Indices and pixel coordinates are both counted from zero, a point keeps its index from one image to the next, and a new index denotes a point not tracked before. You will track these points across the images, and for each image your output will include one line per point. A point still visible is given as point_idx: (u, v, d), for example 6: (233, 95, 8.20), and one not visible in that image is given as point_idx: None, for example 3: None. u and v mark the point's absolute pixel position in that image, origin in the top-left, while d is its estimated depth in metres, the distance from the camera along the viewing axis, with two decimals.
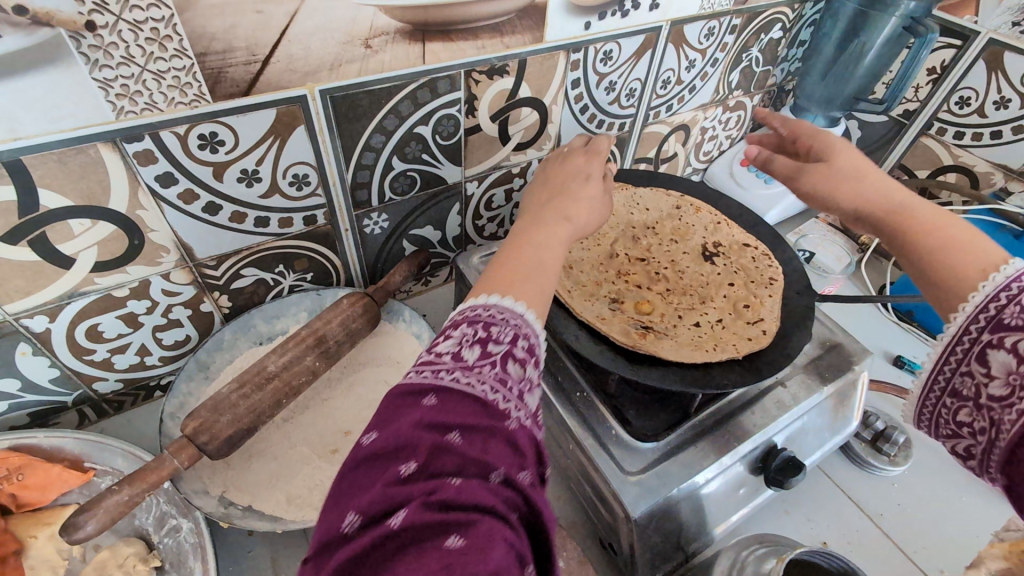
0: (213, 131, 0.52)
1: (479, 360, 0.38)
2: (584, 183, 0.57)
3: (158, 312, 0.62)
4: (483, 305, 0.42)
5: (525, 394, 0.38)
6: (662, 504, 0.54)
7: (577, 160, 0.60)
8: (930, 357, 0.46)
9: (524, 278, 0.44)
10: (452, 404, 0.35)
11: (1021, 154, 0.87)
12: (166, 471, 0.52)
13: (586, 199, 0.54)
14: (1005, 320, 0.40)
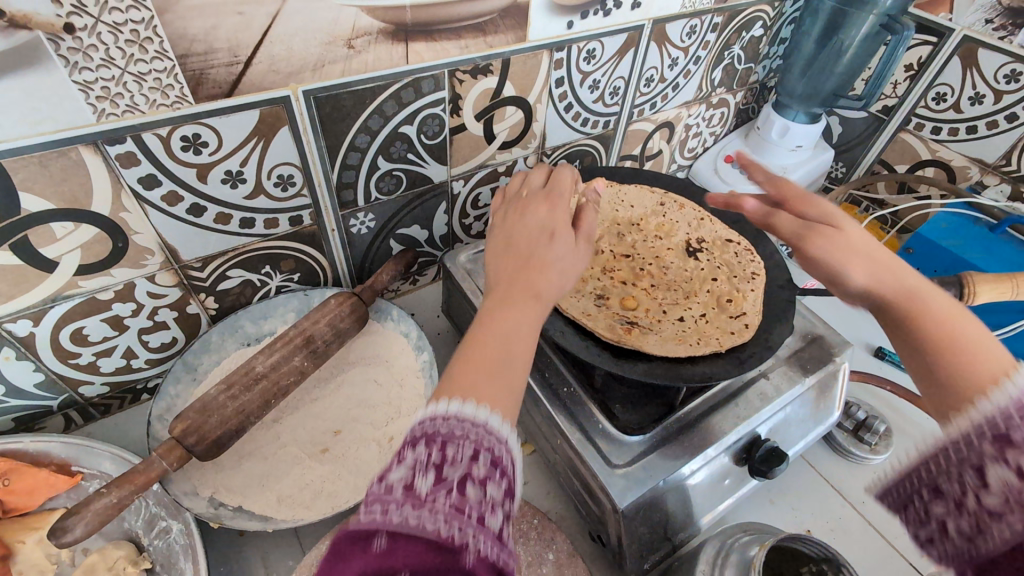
0: (196, 133, 0.52)
1: (432, 487, 0.32)
2: (550, 243, 0.49)
3: (144, 314, 0.62)
4: (442, 414, 0.36)
5: (488, 518, 0.33)
6: (649, 495, 0.55)
7: (538, 213, 0.52)
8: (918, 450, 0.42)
9: (491, 374, 0.40)
10: (402, 544, 0.31)
11: (995, 149, 0.89)
12: (154, 472, 0.52)
13: (556, 264, 0.48)
14: (1014, 436, 0.36)
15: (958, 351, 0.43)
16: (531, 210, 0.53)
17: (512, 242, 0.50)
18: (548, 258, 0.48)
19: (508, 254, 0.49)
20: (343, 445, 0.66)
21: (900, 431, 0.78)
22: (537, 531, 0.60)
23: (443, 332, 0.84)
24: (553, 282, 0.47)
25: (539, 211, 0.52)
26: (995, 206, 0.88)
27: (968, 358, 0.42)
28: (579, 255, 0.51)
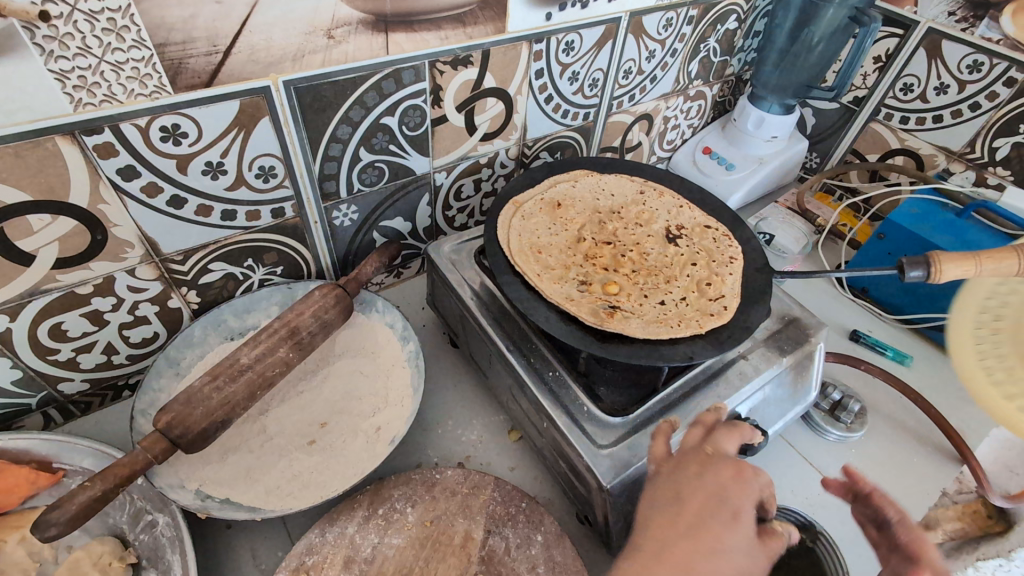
0: (176, 123, 0.52)
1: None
2: (725, 524, 0.42)
3: (124, 309, 0.61)
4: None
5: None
6: (634, 474, 0.56)
7: (715, 473, 0.45)
8: None
9: None
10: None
11: (960, 137, 0.92)
12: (139, 465, 0.52)
13: (727, 572, 0.40)
14: None
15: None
16: (709, 472, 0.46)
17: (680, 495, 0.45)
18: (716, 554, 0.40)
19: (669, 524, 0.43)
20: (330, 436, 0.66)
21: (875, 409, 0.80)
22: (525, 514, 0.61)
23: (428, 324, 0.84)
24: None
25: (720, 475, 0.45)
26: (960, 190, 0.90)
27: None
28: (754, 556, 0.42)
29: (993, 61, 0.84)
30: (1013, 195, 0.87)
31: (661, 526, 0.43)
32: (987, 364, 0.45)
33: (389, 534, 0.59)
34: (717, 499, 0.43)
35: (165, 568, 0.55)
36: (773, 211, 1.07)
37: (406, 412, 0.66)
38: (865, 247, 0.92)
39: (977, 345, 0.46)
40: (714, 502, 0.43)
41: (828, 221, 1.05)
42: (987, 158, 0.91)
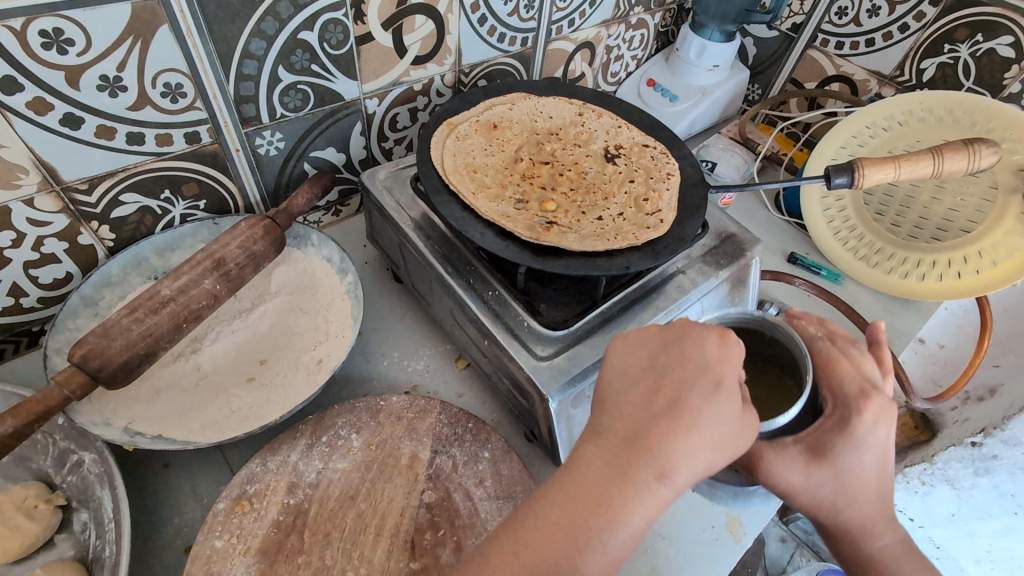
0: (57, 27, 0.47)
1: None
2: (706, 394, 0.42)
3: (27, 245, 0.57)
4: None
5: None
6: (574, 382, 0.57)
7: (688, 345, 0.45)
8: None
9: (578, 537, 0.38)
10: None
11: (891, 60, 0.94)
12: (55, 401, 0.49)
13: (712, 438, 0.41)
14: None
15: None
16: (683, 342, 0.46)
17: (658, 367, 0.45)
18: (696, 425, 0.41)
19: (640, 407, 0.43)
20: (269, 372, 0.64)
21: None
22: (471, 433, 0.61)
23: (371, 261, 0.82)
24: (689, 464, 0.40)
25: (701, 341, 0.45)
26: None
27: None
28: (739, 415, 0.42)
29: None
30: None
31: (639, 401, 0.43)
32: (850, 247, 0.82)
33: (333, 459, 0.58)
34: (701, 369, 0.43)
35: (96, 507, 0.53)
36: (717, 141, 1.07)
37: (347, 341, 0.65)
38: None
39: (837, 234, 0.83)
40: (695, 374, 0.43)
41: (765, 148, 1.06)
42: (915, 80, 0.93)
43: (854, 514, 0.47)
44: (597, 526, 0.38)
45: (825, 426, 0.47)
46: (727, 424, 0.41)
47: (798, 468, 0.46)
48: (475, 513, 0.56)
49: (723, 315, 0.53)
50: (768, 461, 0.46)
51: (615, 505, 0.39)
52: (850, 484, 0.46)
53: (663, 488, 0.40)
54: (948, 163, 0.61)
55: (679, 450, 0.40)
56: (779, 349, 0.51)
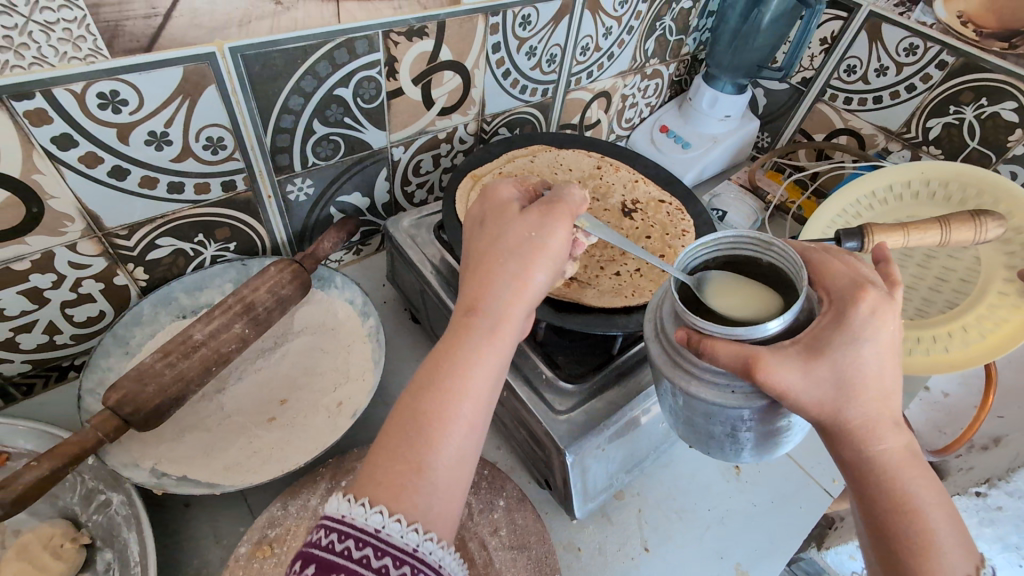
0: (114, 90, 0.49)
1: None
2: (484, 234, 0.49)
3: (66, 287, 0.59)
4: (358, 527, 0.35)
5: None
6: (592, 437, 0.59)
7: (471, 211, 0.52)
8: (347, 522, 0.36)
9: (430, 396, 0.41)
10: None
11: (898, 117, 0.96)
12: (88, 443, 0.51)
13: (505, 254, 0.46)
14: (341, 546, 0.35)
15: (922, 549, 0.39)
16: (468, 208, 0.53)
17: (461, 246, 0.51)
18: (488, 256, 0.46)
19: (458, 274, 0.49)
20: (291, 413, 0.65)
21: None
22: (486, 481, 0.64)
23: (389, 301, 0.84)
24: (491, 287, 0.44)
25: (471, 207, 0.53)
26: None
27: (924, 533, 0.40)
28: (527, 225, 0.47)
29: (927, 45, 0.88)
30: None
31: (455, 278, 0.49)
32: None
33: None
34: (478, 224, 0.50)
35: (122, 547, 0.54)
36: (727, 189, 1.10)
37: (368, 385, 0.66)
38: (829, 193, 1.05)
39: None
40: (476, 229, 0.50)
41: (775, 198, 1.08)
42: (921, 137, 0.95)
43: (855, 415, 0.41)
44: (436, 378, 0.41)
45: (822, 322, 0.42)
46: (508, 238, 0.46)
47: (795, 369, 0.40)
48: (489, 562, 0.58)
49: (720, 236, 0.49)
50: (767, 365, 0.40)
51: (442, 355, 0.42)
52: (846, 380, 0.41)
53: (486, 317, 0.44)
54: (955, 232, 0.63)
55: (478, 289, 0.45)
56: (775, 273, 0.49)
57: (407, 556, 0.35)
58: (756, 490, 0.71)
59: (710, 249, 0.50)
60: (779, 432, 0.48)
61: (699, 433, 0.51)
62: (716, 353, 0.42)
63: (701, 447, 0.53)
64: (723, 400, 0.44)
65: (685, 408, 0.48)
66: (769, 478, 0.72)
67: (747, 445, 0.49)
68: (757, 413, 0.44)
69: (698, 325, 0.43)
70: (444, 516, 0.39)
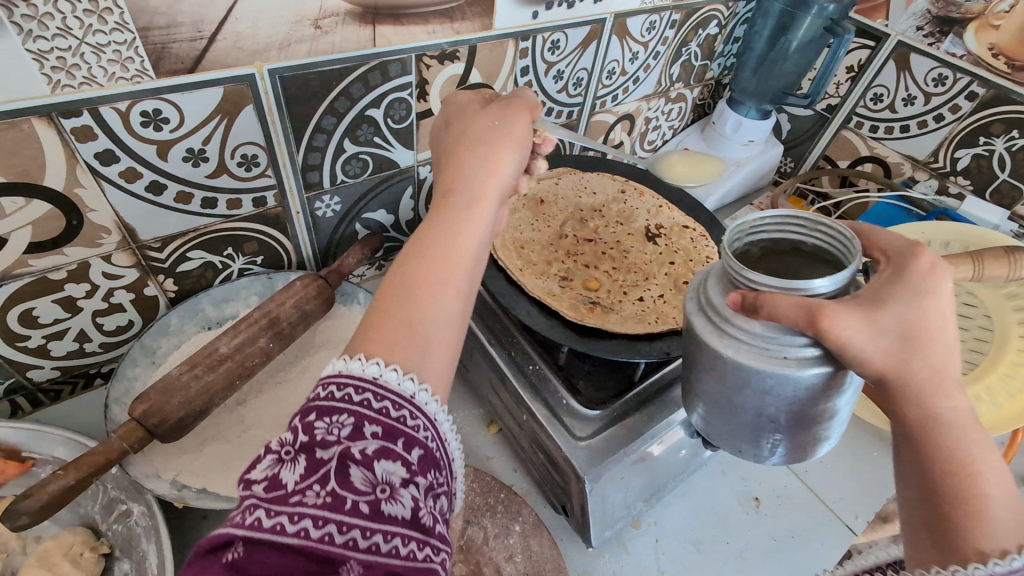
0: (157, 108, 0.51)
1: (302, 471, 0.32)
2: (451, 131, 0.51)
3: (99, 296, 0.61)
4: (356, 377, 0.35)
5: (381, 505, 0.32)
6: (611, 466, 0.58)
7: (437, 121, 0.55)
8: (345, 377, 0.36)
9: (415, 265, 0.41)
10: (260, 560, 0.29)
11: (925, 147, 0.95)
12: (113, 454, 0.52)
13: (474, 142, 0.48)
14: (338, 399, 0.35)
15: (973, 512, 0.36)
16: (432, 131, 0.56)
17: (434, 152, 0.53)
18: (458, 148, 0.48)
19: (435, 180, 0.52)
20: None
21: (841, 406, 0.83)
22: (502, 505, 0.64)
23: None
24: (465, 170, 0.46)
25: (436, 121, 0.55)
26: (924, 199, 0.95)
27: (982, 494, 0.36)
28: (493, 117, 0.50)
29: (957, 76, 0.87)
30: (973, 204, 0.90)
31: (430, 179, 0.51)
32: None
33: None
34: (448, 127, 0.52)
35: (140, 557, 0.54)
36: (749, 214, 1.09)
37: None
38: None
39: None
40: (445, 132, 0.52)
41: None
42: (949, 168, 0.93)
43: (922, 367, 0.38)
44: (419, 249, 0.42)
45: (880, 279, 0.41)
46: (474, 131, 0.49)
47: (859, 321, 0.38)
48: None
49: (758, 219, 0.48)
50: (830, 316, 0.38)
51: (425, 230, 0.43)
52: (911, 327, 0.38)
53: (462, 192, 0.45)
54: (989, 268, 0.62)
55: (453, 173, 0.46)
56: (818, 256, 0.47)
57: (404, 402, 0.36)
58: (777, 524, 0.69)
59: (748, 231, 0.48)
60: (825, 419, 0.46)
61: (742, 416, 0.48)
62: (776, 306, 0.40)
63: (739, 436, 0.51)
64: (773, 365, 0.42)
65: (730, 384, 0.46)
66: (790, 511, 0.70)
67: (790, 431, 0.47)
68: (810, 383, 0.42)
69: (752, 282, 0.42)
70: (437, 369, 0.39)
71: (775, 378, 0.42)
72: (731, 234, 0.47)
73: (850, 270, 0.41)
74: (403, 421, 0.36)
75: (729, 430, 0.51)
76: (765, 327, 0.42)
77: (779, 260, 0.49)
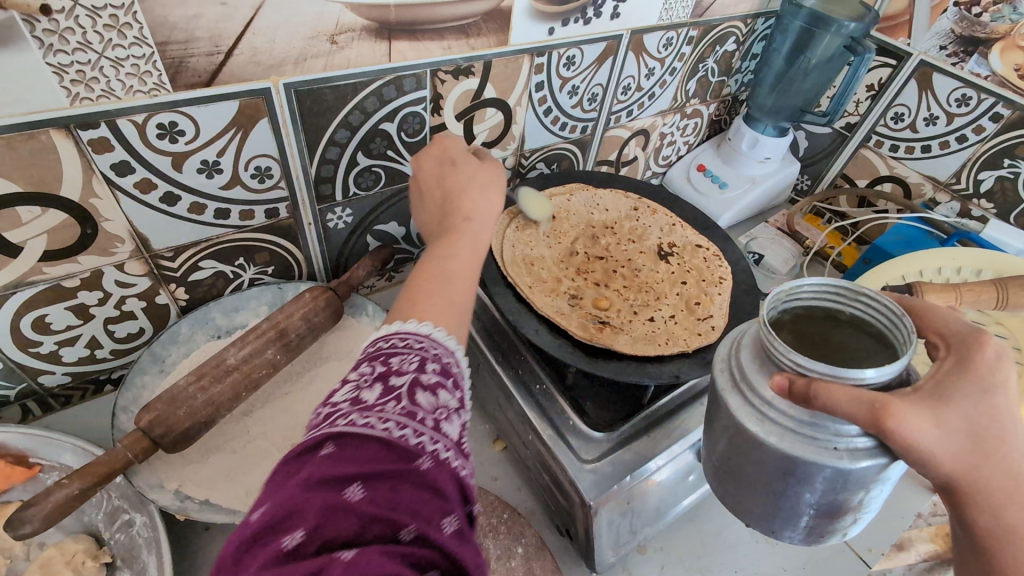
0: (173, 121, 0.51)
1: (379, 390, 0.35)
2: (454, 168, 0.55)
3: (111, 304, 0.61)
4: (415, 330, 0.39)
5: (443, 422, 0.36)
6: (617, 490, 0.57)
7: (430, 152, 0.56)
8: (402, 335, 0.39)
9: (437, 277, 0.44)
10: (351, 451, 0.32)
11: (947, 168, 0.92)
12: (118, 464, 0.52)
13: (479, 180, 0.53)
14: (398, 346, 0.38)
15: None
16: (422, 156, 0.56)
17: (428, 184, 0.55)
18: (464, 184, 0.53)
19: (429, 209, 0.54)
20: None
21: None
22: (505, 525, 0.63)
23: None
24: (473, 201, 0.51)
25: (427, 151, 0.57)
26: (945, 221, 0.92)
27: None
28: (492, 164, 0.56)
29: (981, 97, 0.85)
30: (998, 228, 0.88)
31: (430, 211, 0.53)
32: None
33: None
34: (448, 160, 0.55)
35: (141, 568, 0.54)
36: (764, 232, 1.07)
37: None
38: (851, 271, 0.96)
39: None
40: (445, 165, 0.55)
41: (815, 243, 1.03)
42: (972, 190, 0.91)
43: (992, 471, 0.39)
44: (441, 264, 0.45)
45: (944, 368, 0.40)
46: (479, 171, 0.54)
47: (929, 422, 0.37)
48: None
49: (796, 287, 0.47)
50: (897, 414, 0.37)
51: (442, 251, 0.47)
52: (981, 430, 0.38)
53: (480, 221, 0.50)
54: None
55: (468, 203, 0.51)
56: (857, 326, 0.46)
57: (453, 352, 0.40)
58: (786, 553, 0.67)
59: (785, 299, 0.47)
60: (861, 507, 0.45)
61: (777, 502, 0.46)
62: (832, 398, 0.38)
63: (773, 519, 0.49)
64: (825, 456, 0.40)
65: (771, 471, 0.44)
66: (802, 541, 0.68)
67: (828, 518, 0.46)
68: (861, 475, 0.41)
69: (799, 365, 0.40)
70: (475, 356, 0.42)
71: (824, 470, 0.41)
72: (771, 303, 0.46)
73: (910, 354, 0.40)
74: (454, 367, 0.39)
75: (761, 510, 0.49)
76: (813, 415, 0.41)
77: (816, 332, 0.47)
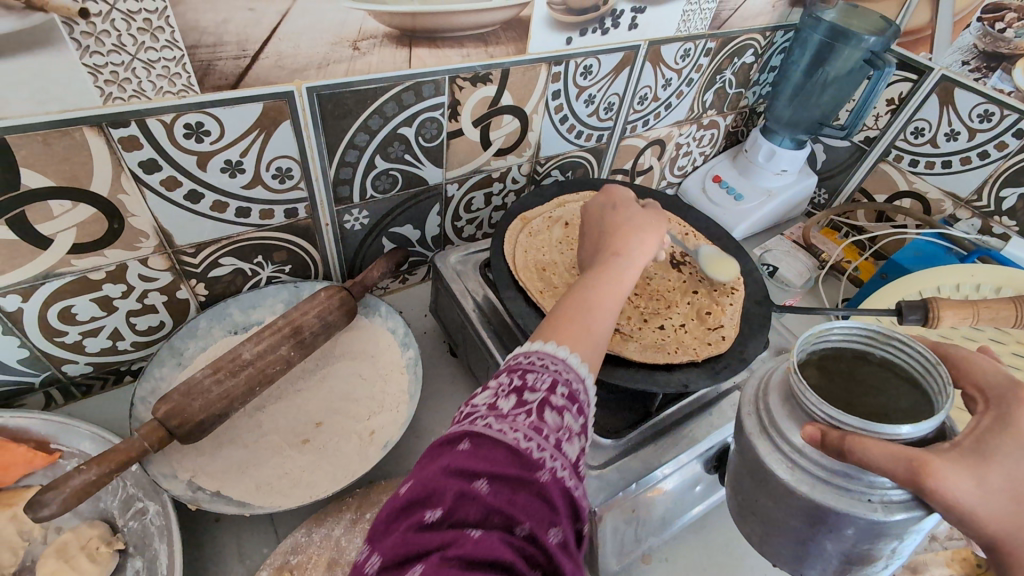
0: (199, 121, 0.53)
1: (513, 402, 0.40)
2: (615, 213, 0.58)
3: (133, 297, 0.63)
4: (551, 353, 0.43)
5: (564, 443, 0.39)
6: (621, 497, 0.57)
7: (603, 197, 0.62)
8: (541, 350, 0.44)
9: (584, 315, 0.47)
10: (483, 450, 0.38)
11: (968, 184, 0.91)
12: (134, 452, 0.53)
13: (637, 228, 0.56)
14: (533, 366, 0.43)
15: None
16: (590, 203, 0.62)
17: (588, 228, 0.60)
18: (621, 228, 0.56)
19: (589, 247, 0.58)
20: (324, 436, 0.65)
21: None
22: None
23: (429, 331, 0.85)
24: (627, 245, 0.54)
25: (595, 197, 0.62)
26: (965, 237, 0.91)
27: None
28: (647, 213, 0.59)
29: (1004, 112, 0.84)
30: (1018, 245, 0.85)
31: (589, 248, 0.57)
32: None
33: None
34: (608, 208, 0.60)
35: (153, 555, 0.56)
36: (778, 244, 1.07)
37: (401, 417, 0.67)
38: (867, 285, 0.94)
39: None
40: (606, 210, 0.59)
41: (831, 257, 1.02)
42: (994, 207, 0.90)
43: None
44: (591, 302, 0.48)
45: (982, 423, 0.40)
46: (635, 218, 0.57)
47: (968, 479, 0.37)
48: None
49: (825, 330, 0.48)
50: (935, 472, 0.37)
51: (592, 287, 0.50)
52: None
53: (627, 268, 0.52)
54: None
55: (622, 245, 0.54)
56: (886, 368, 0.47)
57: (582, 380, 0.43)
58: None
59: (813, 342, 0.48)
60: (890, 556, 0.46)
61: (805, 547, 0.48)
62: (870, 455, 0.39)
63: (800, 561, 0.50)
64: (859, 507, 0.42)
65: (801, 516, 0.46)
66: None
67: (853, 565, 0.47)
68: (895, 527, 0.42)
69: (834, 418, 0.41)
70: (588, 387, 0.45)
71: (859, 521, 0.42)
72: (799, 347, 0.47)
73: (945, 409, 0.41)
74: (580, 394, 0.43)
75: (788, 552, 0.50)
76: (845, 467, 0.42)
77: (842, 373, 0.48)
